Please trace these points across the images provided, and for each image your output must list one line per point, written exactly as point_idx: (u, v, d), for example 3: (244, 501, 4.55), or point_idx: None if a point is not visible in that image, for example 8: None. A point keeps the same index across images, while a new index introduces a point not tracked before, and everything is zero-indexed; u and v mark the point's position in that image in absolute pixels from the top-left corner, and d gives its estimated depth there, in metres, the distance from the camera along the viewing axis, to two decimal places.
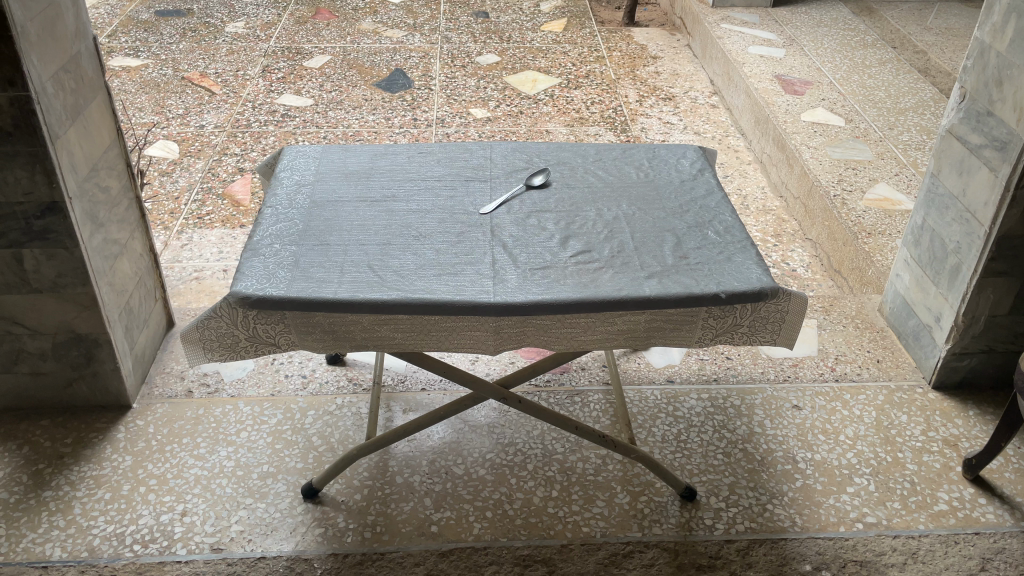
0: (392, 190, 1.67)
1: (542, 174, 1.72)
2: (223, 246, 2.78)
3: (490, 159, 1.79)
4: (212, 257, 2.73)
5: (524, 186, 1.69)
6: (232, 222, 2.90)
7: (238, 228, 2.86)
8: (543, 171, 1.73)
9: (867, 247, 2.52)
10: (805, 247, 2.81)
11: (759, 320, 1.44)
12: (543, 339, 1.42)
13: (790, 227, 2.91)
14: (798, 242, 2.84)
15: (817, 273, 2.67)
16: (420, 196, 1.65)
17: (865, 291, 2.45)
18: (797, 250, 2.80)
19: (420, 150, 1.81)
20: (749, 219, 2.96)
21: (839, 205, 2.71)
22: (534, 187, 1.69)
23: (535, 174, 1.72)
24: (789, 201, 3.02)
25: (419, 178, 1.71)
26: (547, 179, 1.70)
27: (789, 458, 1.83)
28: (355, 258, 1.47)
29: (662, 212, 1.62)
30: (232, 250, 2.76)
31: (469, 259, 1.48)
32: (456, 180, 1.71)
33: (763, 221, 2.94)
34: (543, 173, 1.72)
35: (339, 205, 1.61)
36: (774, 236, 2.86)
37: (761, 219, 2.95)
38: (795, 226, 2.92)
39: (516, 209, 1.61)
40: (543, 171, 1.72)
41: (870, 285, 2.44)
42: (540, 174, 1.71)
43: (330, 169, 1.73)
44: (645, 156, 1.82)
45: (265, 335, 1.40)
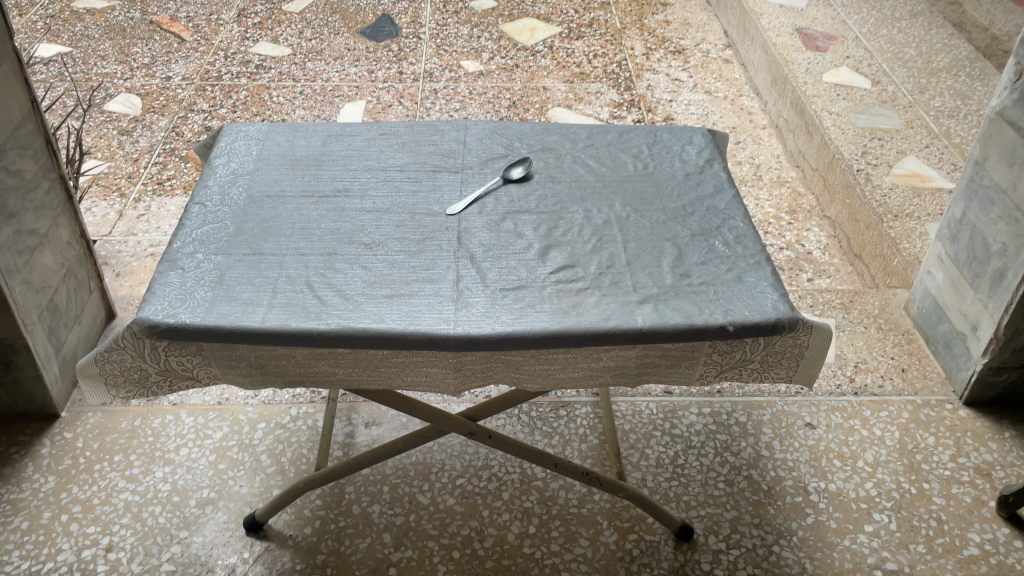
0: (345, 182, 1.42)
1: (523, 165, 1.47)
2: None
3: (462, 143, 1.53)
4: (171, 230, 2.48)
5: (501, 178, 1.44)
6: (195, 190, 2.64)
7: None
8: (524, 161, 1.47)
9: (892, 232, 2.27)
10: (822, 226, 2.55)
11: (773, 355, 1.20)
12: (514, 376, 1.19)
13: (806, 202, 2.65)
14: (815, 221, 2.58)
15: (835, 257, 2.42)
16: (377, 191, 1.40)
17: (889, 282, 2.20)
18: (813, 229, 2.55)
19: (382, 131, 1.56)
20: (762, 192, 2.70)
21: (862, 182, 2.45)
22: (512, 180, 1.44)
23: (514, 164, 1.47)
24: (806, 172, 2.75)
25: (378, 167, 1.46)
26: (528, 169, 1.46)
27: (800, 488, 1.61)
28: (292, 271, 1.24)
29: (661, 214, 1.37)
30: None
31: (429, 275, 1.24)
32: (422, 170, 1.46)
33: (777, 195, 2.68)
34: (523, 163, 1.47)
35: (280, 202, 1.37)
36: (789, 213, 2.61)
37: (776, 193, 2.69)
38: (812, 201, 2.66)
39: (489, 210, 1.37)
40: (524, 161, 1.47)
41: (894, 276, 2.19)
42: (520, 164, 1.47)
43: (274, 155, 1.48)
44: (645, 141, 1.56)
45: (180, 368, 1.17)
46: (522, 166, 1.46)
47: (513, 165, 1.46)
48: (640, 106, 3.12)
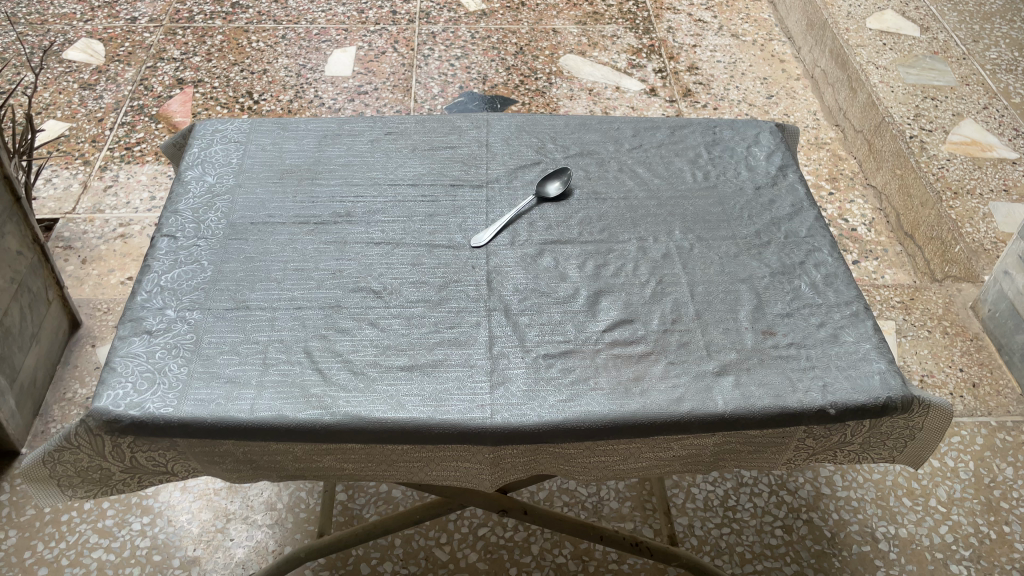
0: (346, 202, 1.17)
1: (560, 179, 1.21)
2: (155, 189, 2.26)
3: (485, 146, 1.28)
4: (142, 205, 2.22)
5: (535, 196, 1.19)
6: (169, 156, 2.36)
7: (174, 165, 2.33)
8: (561, 172, 1.22)
9: (952, 213, 2.04)
10: (866, 197, 2.31)
11: (877, 437, 0.99)
12: (563, 468, 0.98)
13: (848, 167, 2.41)
14: (858, 190, 2.34)
15: (882, 235, 2.19)
16: (386, 214, 1.16)
17: (948, 271, 1.99)
18: (857, 200, 2.31)
19: (387, 130, 1.30)
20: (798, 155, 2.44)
21: (916, 151, 2.20)
22: (548, 198, 1.19)
23: (550, 175, 1.21)
24: (846, 132, 2.49)
25: (386, 181, 1.21)
26: (567, 184, 1.21)
27: (867, 535, 1.43)
28: (286, 332, 1.00)
29: (731, 244, 1.14)
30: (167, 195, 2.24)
31: (456, 335, 1.01)
32: (439, 184, 1.21)
33: (816, 159, 2.43)
34: (560, 175, 1.22)
35: (268, 231, 1.12)
36: (829, 180, 2.36)
37: (814, 157, 2.43)
38: (854, 167, 2.41)
39: (524, 240, 1.13)
40: (561, 172, 1.22)
41: (954, 264, 1.98)
42: (556, 176, 1.21)
43: (258, 165, 1.22)
44: (704, 140, 1.31)
45: (152, 465, 0.94)
46: (559, 179, 1.21)
47: (549, 177, 1.21)
48: (661, 53, 2.82)
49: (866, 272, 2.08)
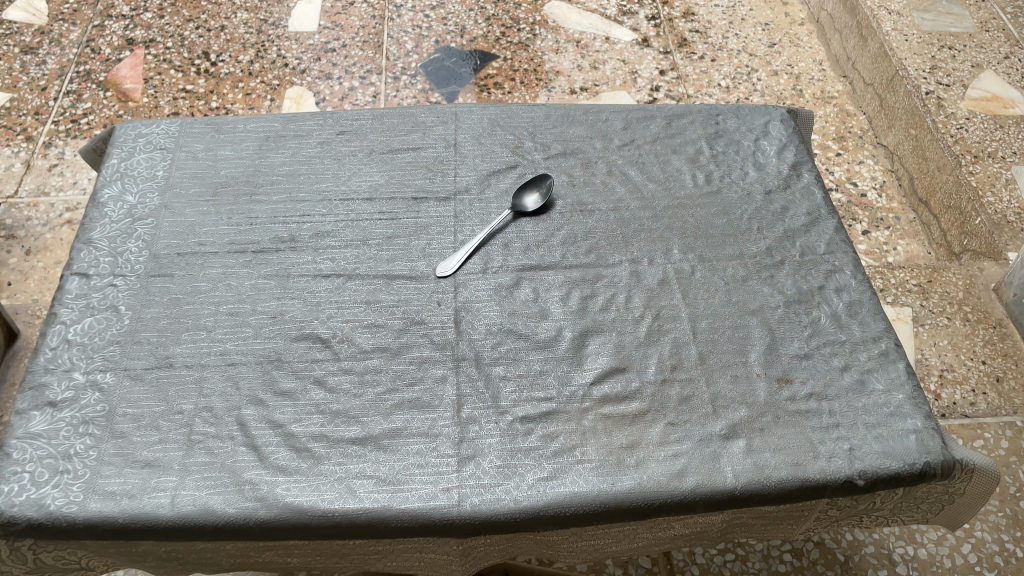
0: (291, 222, 1.01)
1: (538, 189, 1.05)
2: None
3: (453, 147, 1.11)
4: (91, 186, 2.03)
5: (511, 210, 1.03)
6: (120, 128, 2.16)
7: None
8: (540, 181, 1.05)
9: (971, 179, 1.88)
10: (877, 157, 2.14)
11: (910, 503, 0.85)
12: (545, 550, 0.84)
13: (856, 123, 2.22)
14: (868, 149, 2.16)
15: (894, 201, 2.03)
16: (337, 238, 0.99)
17: (969, 245, 1.85)
18: (867, 160, 2.13)
19: (338, 129, 1.12)
20: None
21: (932, 108, 2.03)
22: (525, 213, 1.03)
23: (527, 185, 1.05)
24: (854, 83, 2.30)
25: (337, 194, 1.04)
26: (546, 195, 1.04)
27: (884, 558, 1.30)
28: (217, 396, 0.85)
29: (739, 266, 0.98)
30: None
31: (418, 393, 0.86)
32: (400, 198, 1.04)
33: (822, 115, 2.24)
34: (538, 184, 1.05)
35: (197, 264, 0.96)
36: (837, 139, 2.18)
37: (820, 113, 2.25)
38: (864, 123, 2.23)
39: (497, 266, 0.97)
40: (539, 181, 1.05)
41: (974, 238, 1.84)
42: (534, 186, 1.05)
43: (187, 178, 1.05)
44: (705, 132, 1.14)
45: (62, 565, 0.80)
46: (538, 190, 1.05)
47: (525, 187, 1.05)
48: None
49: (877, 244, 1.92)
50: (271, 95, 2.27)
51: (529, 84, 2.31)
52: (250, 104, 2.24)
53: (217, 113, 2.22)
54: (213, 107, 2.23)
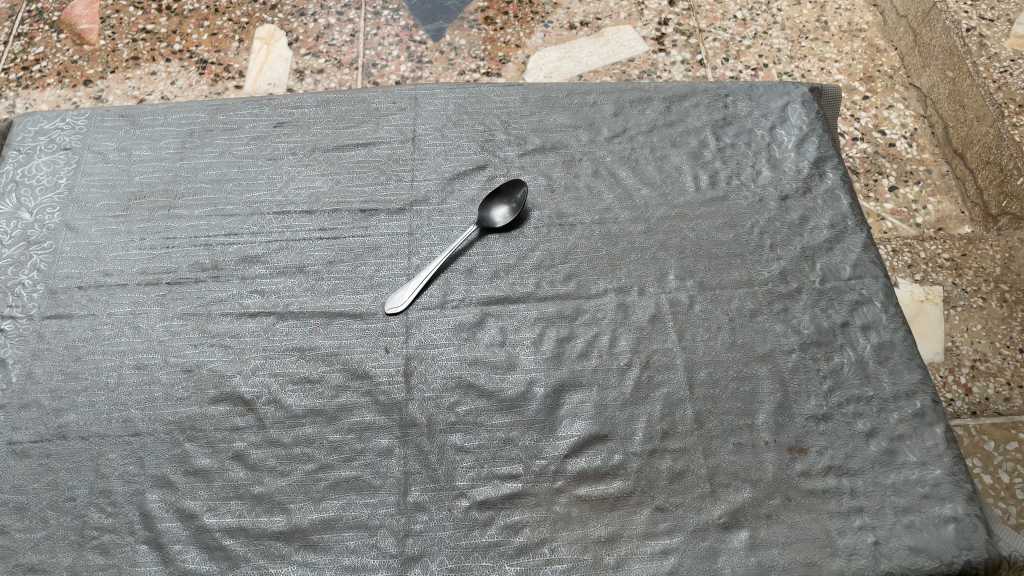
0: (213, 244, 0.85)
1: (509, 198, 0.88)
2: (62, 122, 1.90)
3: (410, 141, 0.93)
4: None
5: (476, 228, 0.86)
6: (76, 75, 1.97)
7: (81, 88, 1.95)
8: (511, 188, 0.88)
9: (1014, 133, 1.65)
10: (909, 102, 1.92)
11: None
12: None
13: (887, 61, 2.00)
14: (900, 92, 1.94)
15: (926, 153, 1.83)
16: (267, 265, 0.84)
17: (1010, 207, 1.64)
18: (897, 105, 1.92)
19: (276, 120, 0.95)
20: (829, 48, 2.03)
21: (972, 50, 1.80)
22: (493, 230, 0.86)
23: (495, 194, 0.88)
24: (886, 15, 2.06)
25: (271, 206, 0.88)
26: (519, 205, 0.87)
27: None
28: (117, 478, 0.71)
29: (747, 298, 0.82)
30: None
31: (356, 471, 0.72)
32: (344, 209, 0.88)
33: (849, 52, 2.02)
34: (509, 192, 0.88)
35: (101, 303, 0.81)
36: (864, 81, 1.96)
37: (846, 50, 2.02)
38: (896, 60, 2.00)
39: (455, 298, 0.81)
40: (510, 188, 0.88)
41: (1013, 200, 1.63)
42: (505, 195, 0.88)
43: (95, 187, 0.89)
44: (711, 120, 0.96)
45: None
46: (508, 200, 0.88)
47: (493, 197, 0.88)
48: None
49: (903, 203, 1.74)
50: (239, 35, 2.05)
51: (523, 19, 2.09)
52: (216, 45, 2.03)
53: (180, 57, 2.01)
54: (176, 49, 2.02)
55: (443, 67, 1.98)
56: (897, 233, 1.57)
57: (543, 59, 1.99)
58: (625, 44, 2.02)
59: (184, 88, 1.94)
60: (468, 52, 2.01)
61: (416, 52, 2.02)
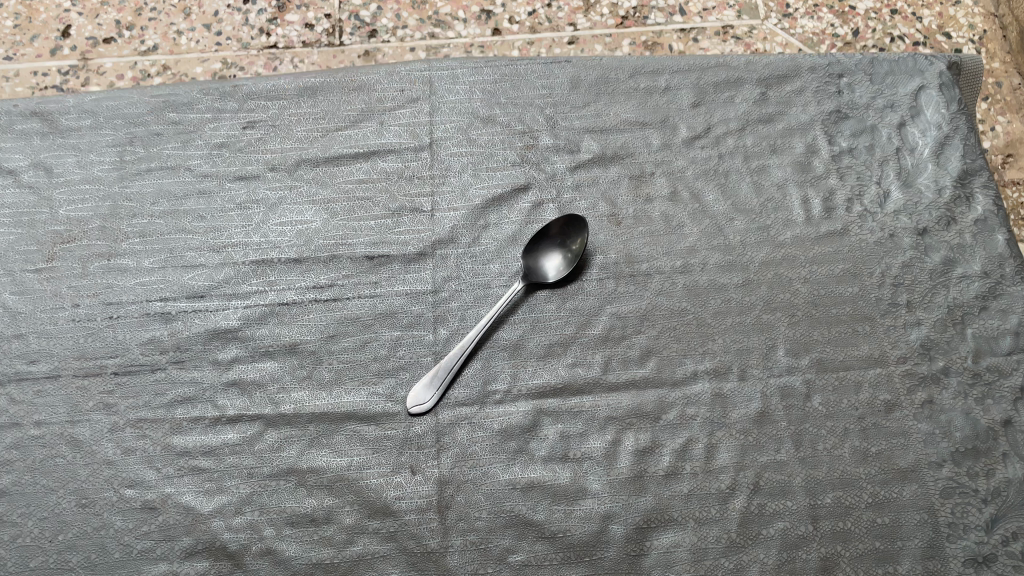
0: (172, 314, 0.64)
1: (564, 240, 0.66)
2: None
3: (427, 150, 0.70)
4: None
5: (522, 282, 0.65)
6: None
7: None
8: (567, 225, 0.67)
9: None
10: None
11: None
12: None
13: None
14: None
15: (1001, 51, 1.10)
16: (246, 344, 0.63)
17: None
18: None
19: (245, 119, 0.71)
20: None
21: None
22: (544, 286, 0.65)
23: (545, 235, 0.66)
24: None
25: (246, 253, 0.66)
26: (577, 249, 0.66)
27: None
28: None
29: (881, 387, 0.63)
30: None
31: None
32: (346, 256, 0.66)
33: None
34: (565, 231, 0.67)
35: (25, 404, 0.61)
36: None
37: None
38: None
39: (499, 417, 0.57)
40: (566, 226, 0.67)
41: None
42: (558, 235, 0.66)
43: (7, 225, 0.67)
44: (822, 114, 0.73)
45: None
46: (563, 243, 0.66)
47: (542, 239, 0.66)
48: None
49: None
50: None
51: None
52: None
53: None
54: None
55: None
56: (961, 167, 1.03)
57: None
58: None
59: None
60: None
61: None
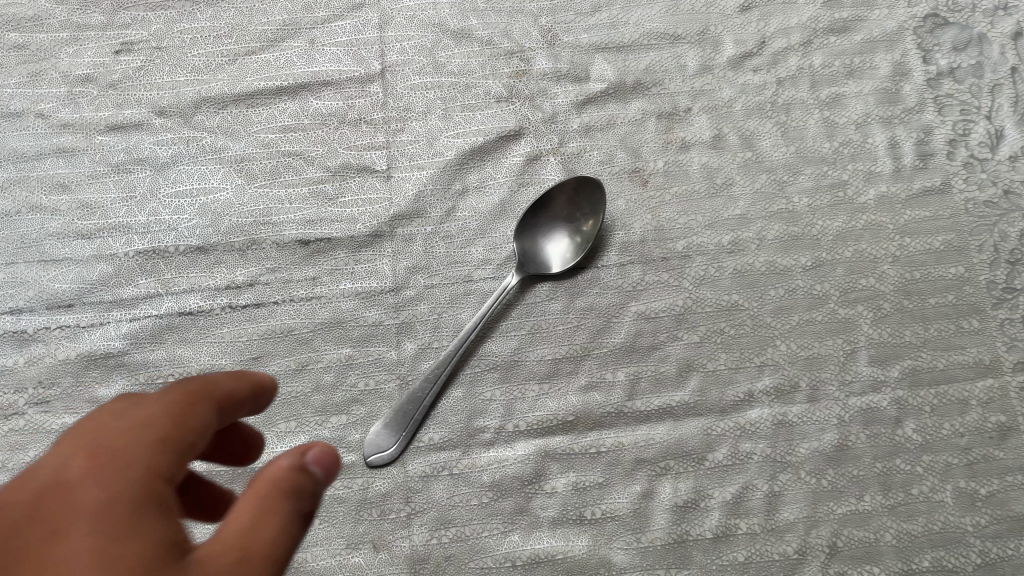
0: (28, 334, 0.46)
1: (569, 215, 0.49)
2: None
3: (377, 80, 0.51)
4: None
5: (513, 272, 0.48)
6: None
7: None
8: (572, 193, 0.49)
9: None
10: None
11: None
12: None
13: None
14: None
15: None
16: (134, 374, 0.45)
17: None
18: None
19: (119, 39, 0.51)
20: None
21: None
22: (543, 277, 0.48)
23: (543, 207, 0.49)
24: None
25: (129, 239, 0.47)
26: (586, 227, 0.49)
27: None
28: None
29: (992, 406, 0.47)
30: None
31: None
32: (271, 240, 0.48)
33: None
34: (569, 201, 0.49)
35: None
36: None
37: None
38: None
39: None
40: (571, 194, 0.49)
41: None
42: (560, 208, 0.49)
43: None
44: (910, 21, 0.55)
45: None
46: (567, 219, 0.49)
47: (539, 215, 0.49)
48: None
49: None
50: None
51: None
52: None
53: None
54: None
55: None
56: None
57: None
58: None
59: None
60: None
61: None
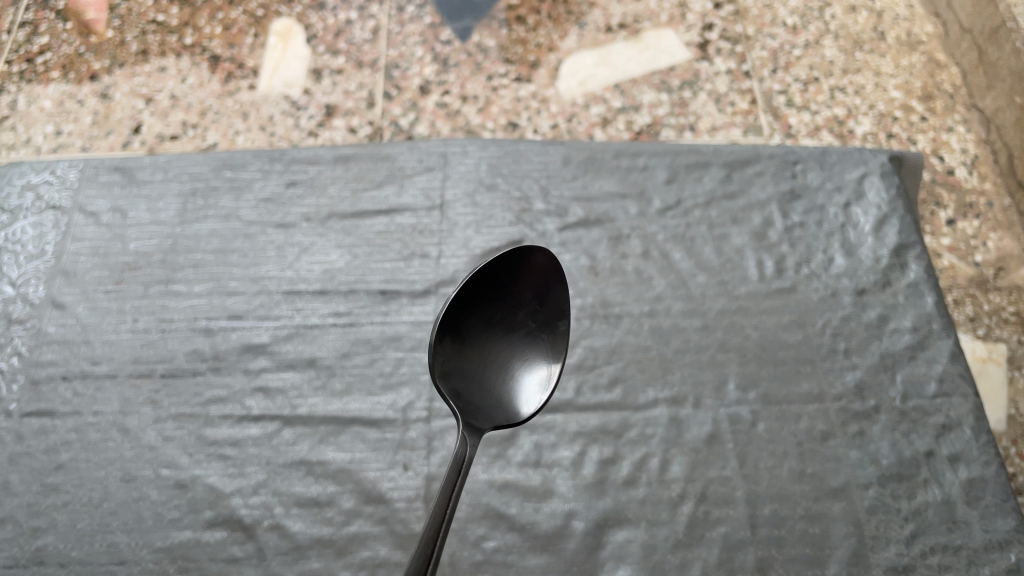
0: (215, 329, 0.76)
1: (489, 283, 0.68)
2: (64, 108, 1.25)
3: (438, 209, 0.84)
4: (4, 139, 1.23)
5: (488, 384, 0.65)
6: (21, 49, 1.33)
7: (87, 84, 1.28)
8: (524, 267, 0.69)
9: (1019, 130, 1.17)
10: (915, 87, 1.27)
11: None
12: None
13: (874, 33, 1.33)
14: (905, 73, 1.28)
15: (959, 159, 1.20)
16: (274, 356, 0.74)
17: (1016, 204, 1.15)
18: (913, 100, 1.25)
19: (288, 179, 0.86)
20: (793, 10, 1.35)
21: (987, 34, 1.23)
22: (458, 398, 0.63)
23: (541, 329, 0.68)
24: (940, 15, 1.33)
25: (280, 284, 0.79)
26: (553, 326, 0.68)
27: None
28: None
29: (817, 418, 0.72)
30: (77, 128, 1.22)
31: None
32: (363, 290, 0.78)
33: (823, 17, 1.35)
34: (511, 281, 0.68)
35: (86, 397, 0.72)
36: (865, 64, 1.29)
37: (828, 13, 1.35)
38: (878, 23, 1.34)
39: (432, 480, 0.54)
40: (520, 276, 0.68)
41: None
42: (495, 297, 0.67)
43: (85, 255, 0.81)
44: (777, 192, 0.85)
45: None
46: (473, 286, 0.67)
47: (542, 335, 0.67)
48: None
49: (960, 236, 1.13)
50: (254, 28, 1.35)
51: (558, 11, 1.36)
52: (230, 39, 1.34)
53: (192, 52, 1.32)
54: (188, 41, 1.33)
55: (468, 71, 1.29)
56: (952, 274, 1.10)
57: (578, 65, 1.29)
58: (664, 49, 1.29)
59: (194, 88, 1.27)
60: (494, 54, 1.31)
61: (443, 53, 1.31)
